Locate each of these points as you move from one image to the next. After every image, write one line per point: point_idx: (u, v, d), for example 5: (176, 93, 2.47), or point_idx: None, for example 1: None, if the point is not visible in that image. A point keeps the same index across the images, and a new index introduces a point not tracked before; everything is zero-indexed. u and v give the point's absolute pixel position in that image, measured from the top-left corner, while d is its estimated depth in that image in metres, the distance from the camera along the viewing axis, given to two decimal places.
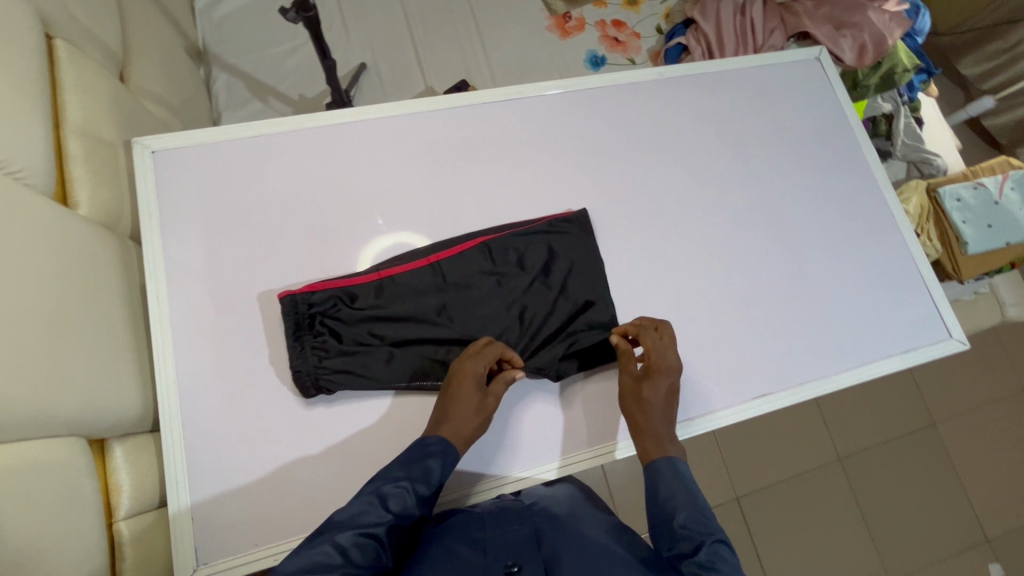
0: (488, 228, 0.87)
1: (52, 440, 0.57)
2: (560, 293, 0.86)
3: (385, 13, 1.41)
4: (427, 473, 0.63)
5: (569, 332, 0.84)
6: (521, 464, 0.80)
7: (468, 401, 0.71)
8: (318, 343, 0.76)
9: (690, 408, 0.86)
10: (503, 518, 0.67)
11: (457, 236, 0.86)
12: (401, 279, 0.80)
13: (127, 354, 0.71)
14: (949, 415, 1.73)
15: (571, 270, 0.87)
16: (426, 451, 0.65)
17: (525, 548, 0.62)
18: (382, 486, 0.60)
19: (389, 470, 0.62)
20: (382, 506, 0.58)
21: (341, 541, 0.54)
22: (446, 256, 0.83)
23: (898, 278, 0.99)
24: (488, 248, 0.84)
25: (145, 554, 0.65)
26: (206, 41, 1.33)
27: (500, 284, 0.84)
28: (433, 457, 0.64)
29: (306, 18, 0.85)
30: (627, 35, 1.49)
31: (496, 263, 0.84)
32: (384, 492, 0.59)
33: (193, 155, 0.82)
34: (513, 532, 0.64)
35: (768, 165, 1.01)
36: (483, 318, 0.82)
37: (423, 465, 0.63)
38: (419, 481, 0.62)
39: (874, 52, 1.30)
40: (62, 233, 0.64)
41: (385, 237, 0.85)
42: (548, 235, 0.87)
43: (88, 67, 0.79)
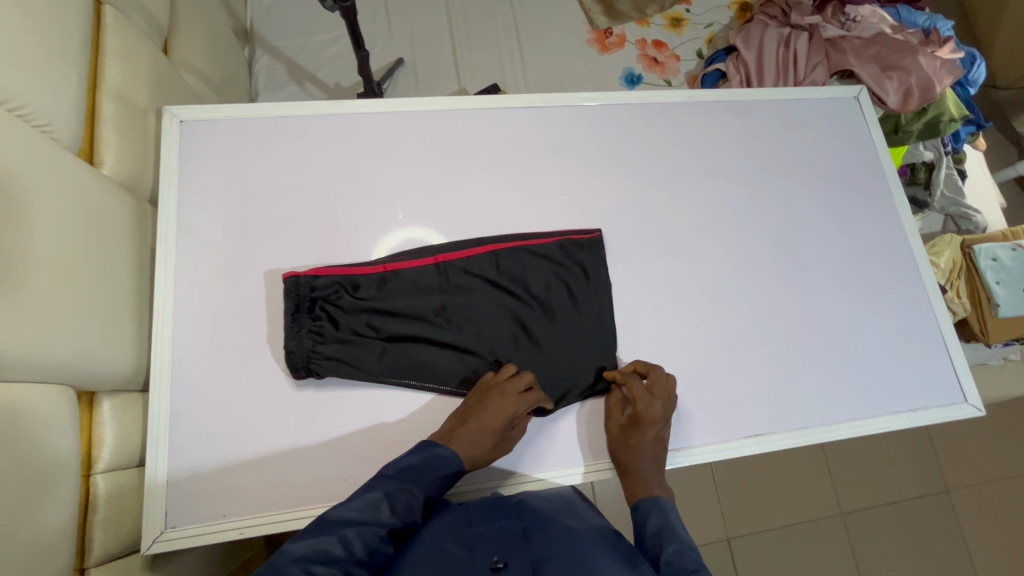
0: (500, 235, 0.87)
1: (42, 385, 0.58)
2: (562, 311, 0.85)
3: (428, 13, 1.43)
4: (437, 477, 0.65)
5: (564, 352, 0.83)
6: (499, 472, 0.79)
7: (490, 432, 0.71)
8: (314, 326, 0.77)
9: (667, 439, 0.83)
10: (492, 511, 0.65)
11: (467, 238, 0.86)
12: (407, 274, 0.81)
13: (128, 312, 0.73)
14: (963, 484, 1.65)
15: (578, 289, 0.86)
16: (440, 462, 0.66)
17: (513, 543, 0.61)
18: (390, 487, 0.62)
19: (400, 471, 0.64)
20: (389, 508, 0.60)
21: (342, 536, 0.57)
22: (453, 257, 0.83)
23: (918, 333, 0.94)
24: (497, 256, 0.85)
25: (119, 510, 0.66)
26: (254, 22, 1.37)
27: (503, 292, 0.84)
28: (447, 463, 0.66)
29: (343, 8, 0.86)
30: (666, 56, 1.48)
31: (503, 274, 0.84)
32: (391, 493, 0.62)
33: (217, 128, 0.84)
34: (498, 525, 0.63)
35: (792, 201, 0.98)
36: (481, 324, 0.82)
37: (432, 472, 0.65)
38: (427, 488, 0.64)
39: (920, 97, 1.27)
40: (79, 188, 0.66)
41: (397, 231, 0.85)
42: (559, 253, 0.87)
43: (130, 35, 0.82)
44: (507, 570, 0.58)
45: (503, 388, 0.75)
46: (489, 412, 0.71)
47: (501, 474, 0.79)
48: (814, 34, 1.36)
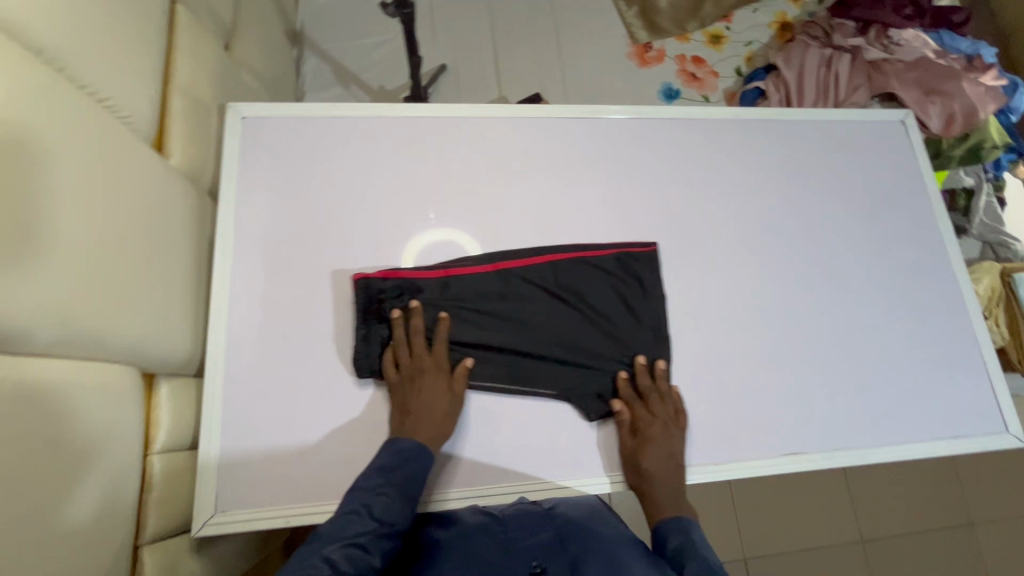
0: (559, 246, 0.88)
1: (113, 366, 0.60)
2: (615, 322, 0.86)
3: (472, 22, 1.46)
4: (410, 475, 0.68)
5: (616, 364, 0.84)
6: (531, 477, 0.80)
7: (442, 402, 0.75)
8: (381, 329, 0.79)
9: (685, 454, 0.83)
10: (526, 525, 0.73)
11: (525, 248, 0.88)
12: (467, 280, 0.83)
13: (188, 300, 0.75)
14: (989, 518, 1.61)
15: (631, 302, 0.87)
16: (408, 463, 0.69)
17: (549, 551, 0.66)
18: (365, 498, 0.65)
19: (374, 480, 0.67)
20: (365, 517, 0.63)
21: (329, 554, 0.58)
22: (514, 266, 0.85)
23: (958, 360, 0.94)
24: (554, 267, 0.86)
25: (172, 491, 0.68)
26: (303, 24, 1.41)
27: (560, 302, 0.85)
28: (416, 457, 0.70)
29: (403, 14, 0.89)
30: (705, 72, 1.49)
31: (559, 285, 0.86)
32: (368, 502, 0.64)
33: (276, 127, 0.87)
34: (535, 538, 0.69)
35: (834, 222, 0.98)
36: (538, 333, 0.83)
37: (401, 473, 0.68)
38: (399, 490, 0.67)
39: (964, 123, 1.29)
40: (152, 177, 0.68)
41: (432, 232, 0.87)
42: (614, 266, 0.88)
43: (199, 34, 0.85)
44: (546, 572, 0.63)
45: (414, 353, 0.77)
46: (424, 392, 0.75)
47: (533, 480, 0.80)
48: (856, 55, 1.37)
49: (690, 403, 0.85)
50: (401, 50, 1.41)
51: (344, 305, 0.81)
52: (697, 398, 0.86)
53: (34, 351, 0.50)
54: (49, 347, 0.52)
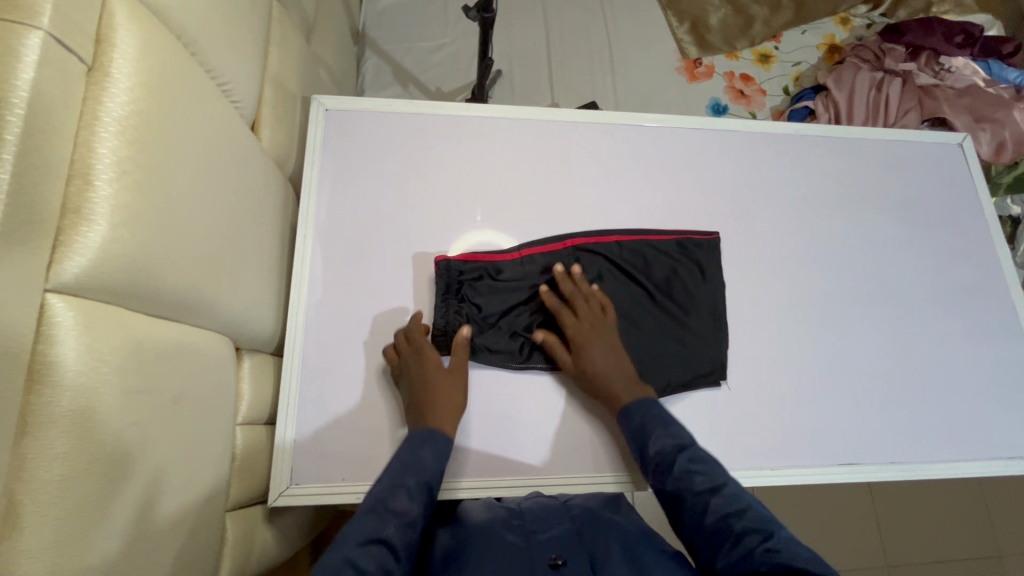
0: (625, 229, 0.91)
1: (217, 336, 0.63)
2: (680, 305, 0.89)
3: (528, 30, 1.50)
4: (426, 469, 0.66)
5: (678, 344, 0.87)
6: (568, 469, 0.80)
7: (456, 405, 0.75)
8: (461, 308, 0.83)
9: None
10: (545, 518, 0.70)
11: (592, 229, 0.91)
12: (540, 259, 0.87)
13: (273, 279, 0.78)
14: (1020, 550, 1.58)
15: (695, 287, 0.90)
16: (428, 457, 0.67)
17: (569, 544, 0.64)
18: (387, 494, 0.61)
19: (388, 479, 0.64)
20: (388, 513, 0.59)
21: (353, 552, 0.53)
22: (583, 245, 0.88)
23: (1012, 382, 0.94)
24: (621, 246, 0.89)
25: (252, 460, 0.70)
26: (365, 25, 1.46)
27: (627, 281, 0.89)
28: (432, 447, 0.69)
29: (483, 18, 0.92)
30: (753, 90, 1.51)
31: (624, 263, 0.89)
32: (383, 498, 0.61)
33: (356, 119, 0.91)
34: (554, 530, 0.66)
35: (890, 239, 0.99)
36: None
37: (422, 467, 0.66)
38: (420, 482, 0.64)
39: (1014, 150, 1.30)
40: (253, 159, 0.72)
41: (471, 233, 0.89)
42: (677, 250, 0.91)
43: (288, 28, 0.89)
44: (567, 565, 0.61)
45: (427, 363, 0.75)
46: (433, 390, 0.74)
47: (571, 472, 0.80)
48: (906, 80, 1.39)
49: (748, 408, 0.87)
50: (458, 54, 1.45)
51: (416, 292, 0.84)
52: (753, 402, 0.87)
53: (165, 315, 0.53)
54: (176, 311, 0.54)
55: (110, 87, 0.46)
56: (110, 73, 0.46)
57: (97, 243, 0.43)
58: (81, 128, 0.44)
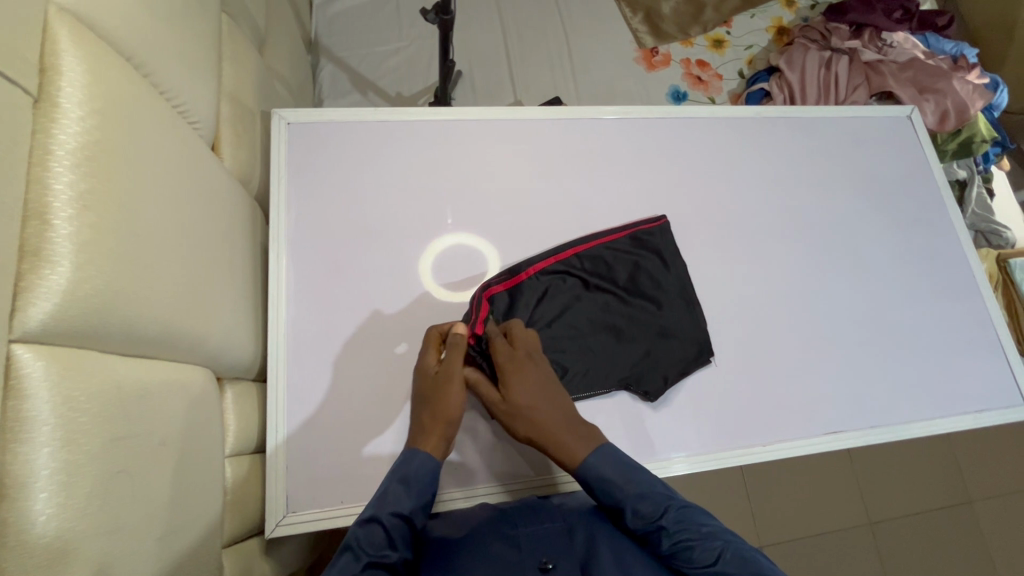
0: (580, 239, 0.91)
1: (196, 368, 0.60)
2: (654, 300, 0.89)
3: (484, 28, 1.49)
4: (410, 494, 0.63)
5: (663, 338, 0.88)
6: (554, 470, 0.81)
7: (449, 415, 0.69)
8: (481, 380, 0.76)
9: (665, 448, 0.84)
10: (535, 516, 0.64)
11: (546, 250, 0.90)
12: (505, 299, 0.83)
13: (249, 303, 0.75)
14: (987, 495, 1.68)
15: (661, 280, 0.90)
16: (413, 474, 0.65)
17: (559, 543, 0.59)
18: (354, 532, 0.58)
19: (366, 510, 0.61)
20: (358, 551, 0.56)
21: None
22: (544, 269, 0.86)
23: (974, 339, 0.99)
24: (580, 258, 0.89)
25: (243, 493, 0.68)
26: (317, 33, 1.42)
27: (599, 291, 0.88)
28: (420, 466, 0.66)
29: (442, 21, 0.91)
30: (710, 75, 1.54)
31: (587, 274, 0.89)
32: (357, 535, 0.58)
33: (320, 131, 0.88)
34: (544, 525, 0.62)
35: (851, 211, 1.03)
36: (588, 325, 0.86)
37: (394, 493, 0.63)
38: (392, 509, 0.61)
39: (957, 118, 1.37)
40: (215, 180, 0.68)
41: (450, 234, 0.88)
42: (631, 248, 0.91)
43: (240, 41, 0.86)
44: (558, 570, 0.56)
45: (424, 365, 0.73)
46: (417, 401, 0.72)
47: (557, 474, 0.81)
48: (852, 57, 1.44)
49: (734, 387, 0.89)
50: (416, 57, 1.43)
51: (399, 303, 0.83)
52: (739, 381, 0.90)
53: (140, 352, 0.50)
54: (150, 350, 0.51)
55: (60, 119, 0.43)
56: (59, 103, 0.43)
57: (62, 286, 0.40)
58: (33, 164, 0.41)
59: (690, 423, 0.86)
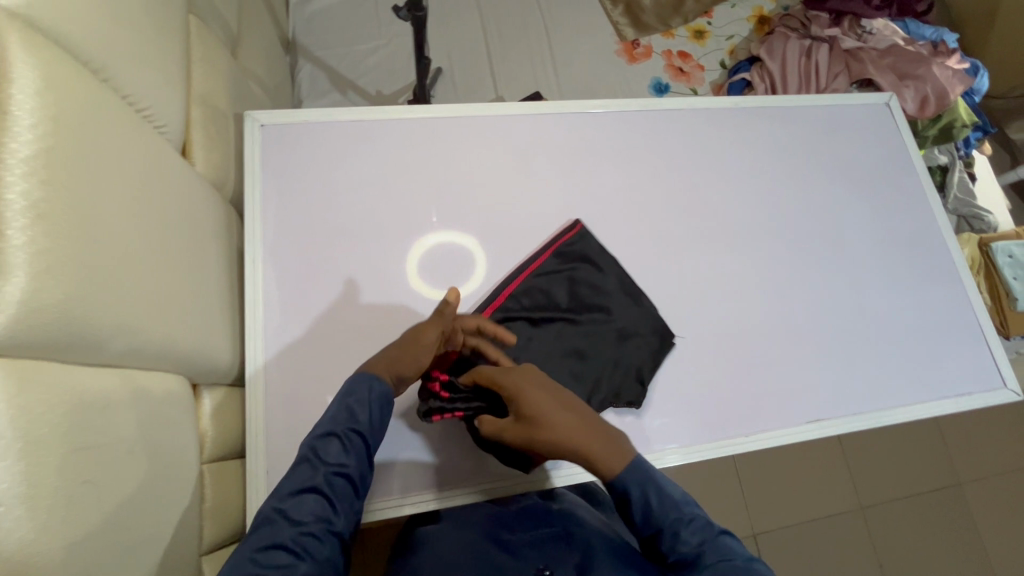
0: (510, 274, 0.86)
1: (168, 375, 0.59)
2: (602, 311, 0.88)
3: (464, 24, 1.48)
4: (364, 406, 0.63)
5: (625, 339, 0.87)
6: (529, 470, 0.80)
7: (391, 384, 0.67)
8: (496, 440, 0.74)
9: (650, 440, 0.84)
10: (534, 522, 0.71)
11: (481, 301, 0.84)
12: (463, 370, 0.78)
13: (225, 309, 0.75)
14: (976, 477, 1.70)
15: (600, 288, 0.89)
16: (365, 393, 0.64)
17: (557, 550, 0.65)
18: (314, 442, 0.61)
19: (302, 445, 0.62)
20: (318, 461, 0.60)
21: (283, 505, 0.57)
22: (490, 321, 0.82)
23: (954, 324, 1.00)
24: (516, 297, 0.84)
25: (222, 500, 0.67)
26: (295, 32, 1.41)
27: (551, 320, 0.85)
28: (362, 401, 0.64)
29: (416, 17, 0.90)
30: (691, 66, 1.54)
31: (530, 310, 0.85)
32: (315, 447, 0.61)
33: (294, 133, 0.87)
34: (541, 532, 0.68)
35: (831, 199, 1.03)
36: (549, 362, 0.83)
37: (348, 407, 0.63)
38: (347, 423, 0.62)
39: (936, 104, 1.37)
40: (186, 185, 0.67)
41: (433, 232, 0.88)
42: (561, 266, 0.88)
43: (210, 42, 0.85)
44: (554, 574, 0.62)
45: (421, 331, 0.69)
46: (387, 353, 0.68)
47: (532, 475, 0.80)
48: (833, 45, 1.44)
49: (716, 379, 0.89)
50: (395, 55, 1.42)
51: (378, 304, 0.82)
52: (721, 373, 0.90)
53: (107, 361, 0.50)
54: (117, 359, 0.51)
55: (13, 127, 0.42)
56: (10, 111, 0.42)
57: (19, 299, 0.40)
58: None
59: (681, 416, 0.87)
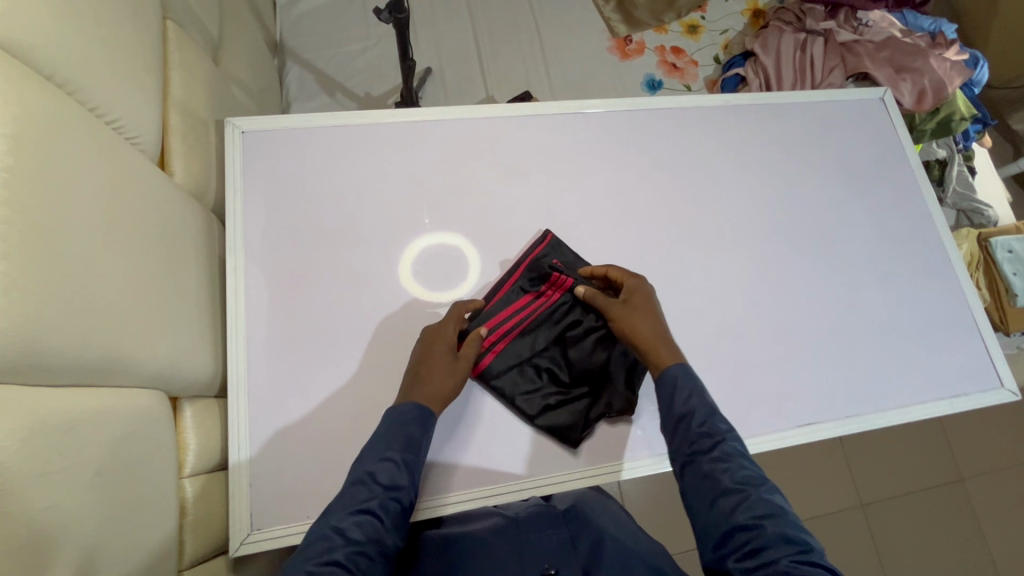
0: (495, 283, 0.85)
1: (143, 391, 0.59)
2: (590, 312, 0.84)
3: (453, 23, 1.46)
4: (421, 431, 0.65)
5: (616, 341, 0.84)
6: (552, 467, 0.81)
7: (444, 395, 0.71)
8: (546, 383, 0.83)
9: (624, 447, 0.83)
10: (540, 525, 0.73)
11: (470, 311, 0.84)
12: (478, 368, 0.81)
13: (207, 320, 0.74)
14: (977, 473, 1.69)
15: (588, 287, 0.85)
16: (410, 419, 0.66)
17: (563, 554, 0.67)
18: (371, 462, 0.61)
19: (352, 470, 0.61)
20: (375, 482, 0.59)
21: (339, 523, 0.56)
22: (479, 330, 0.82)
23: (951, 322, 0.99)
24: (501, 307, 0.83)
25: (204, 514, 0.67)
26: (283, 34, 1.39)
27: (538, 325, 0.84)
28: (412, 424, 0.65)
29: (397, 19, 0.89)
30: (685, 62, 1.52)
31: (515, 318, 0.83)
32: (372, 467, 0.60)
33: (276, 139, 0.86)
34: (550, 536, 0.70)
35: (824, 198, 1.02)
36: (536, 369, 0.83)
37: (403, 431, 0.64)
38: (403, 448, 0.63)
39: (934, 97, 1.34)
40: (162, 196, 0.67)
41: (425, 236, 0.87)
42: (531, 281, 0.85)
43: (191, 49, 0.84)
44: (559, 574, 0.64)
45: (446, 331, 0.76)
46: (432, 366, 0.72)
47: (555, 473, 0.80)
48: (828, 38, 1.42)
49: (709, 383, 0.88)
50: (384, 56, 1.41)
51: (363, 313, 0.82)
52: (712, 377, 0.88)
53: (76, 379, 0.50)
54: (82, 377, 0.50)
55: None
56: None
57: None
58: None
59: None
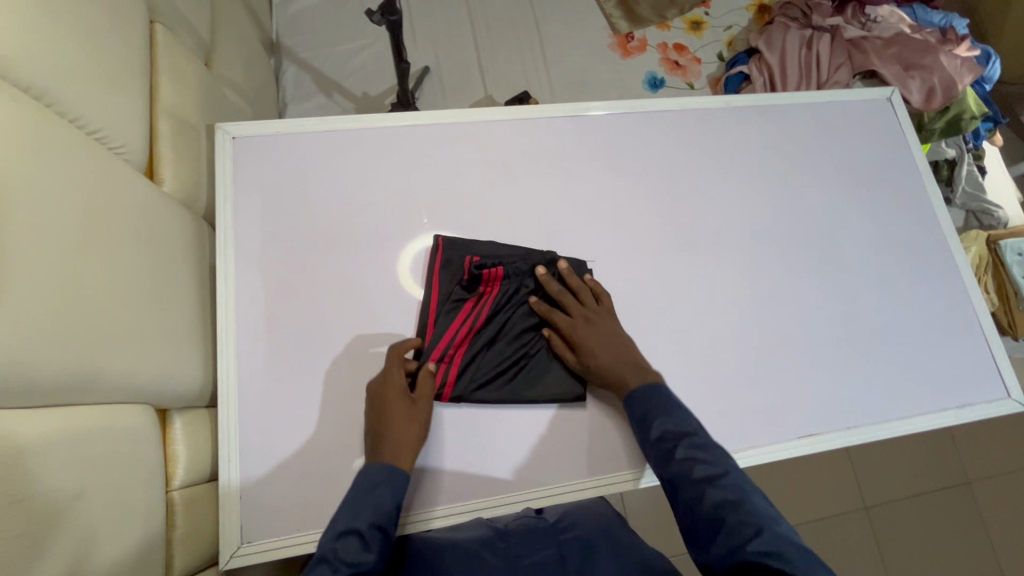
0: (425, 298, 0.82)
1: (128, 407, 0.58)
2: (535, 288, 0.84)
3: (452, 21, 1.44)
4: (387, 495, 0.64)
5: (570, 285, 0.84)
6: (554, 477, 0.79)
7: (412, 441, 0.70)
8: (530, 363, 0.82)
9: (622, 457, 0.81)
10: (531, 544, 0.71)
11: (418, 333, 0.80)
12: (460, 383, 0.78)
13: (196, 331, 0.73)
14: (983, 476, 1.66)
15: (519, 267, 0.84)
16: (374, 487, 0.64)
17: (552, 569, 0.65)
18: (334, 540, 0.59)
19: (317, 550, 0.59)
20: (338, 560, 0.57)
21: None
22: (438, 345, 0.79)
23: (957, 329, 0.96)
24: (446, 315, 0.81)
25: (194, 527, 0.66)
26: (279, 33, 1.38)
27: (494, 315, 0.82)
28: (379, 491, 0.64)
29: (390, 21, 0.87)
30: (688, 59, 1.49)
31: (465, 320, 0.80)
32: (334, 545, 0.58)
33: (268, 145, 0.85)
34: (539, 555, 0.68)
35: (827, 202, 0.99)
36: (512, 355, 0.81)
37: (370, 499, 0.63)
38: (368, 518, 0.61)
39: (943, 96, 1.31)
40: (150, 207, 0.66)
41: (422, 237, 0.86)
42: (456, 282, 0.82)
43: (181, 53, 0.82)
44: None
45: (392, 377, 0.74)
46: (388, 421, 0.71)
47: (555, 484, 0.79)
48: (835, 35, 1.39)
49: (708, 392, 0.86)
50: (381, 55, 1.39)
51: (354, 323, 0.80)
52: (711, 386, 0.87)
53: (55, 401, 0.49)
54: (63, 399, 0.50)
55: None
56: None
57: None
58: None
59: None
